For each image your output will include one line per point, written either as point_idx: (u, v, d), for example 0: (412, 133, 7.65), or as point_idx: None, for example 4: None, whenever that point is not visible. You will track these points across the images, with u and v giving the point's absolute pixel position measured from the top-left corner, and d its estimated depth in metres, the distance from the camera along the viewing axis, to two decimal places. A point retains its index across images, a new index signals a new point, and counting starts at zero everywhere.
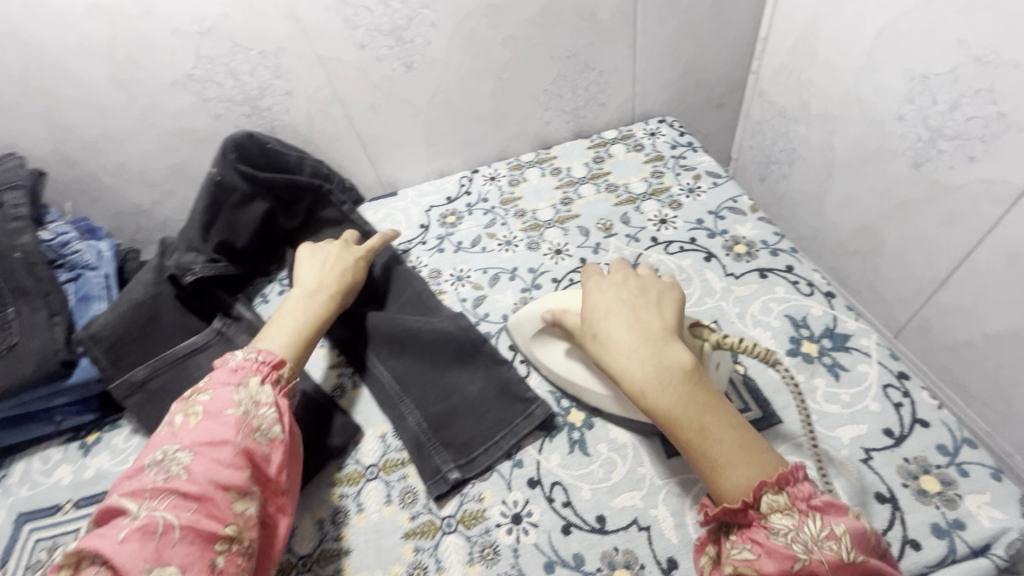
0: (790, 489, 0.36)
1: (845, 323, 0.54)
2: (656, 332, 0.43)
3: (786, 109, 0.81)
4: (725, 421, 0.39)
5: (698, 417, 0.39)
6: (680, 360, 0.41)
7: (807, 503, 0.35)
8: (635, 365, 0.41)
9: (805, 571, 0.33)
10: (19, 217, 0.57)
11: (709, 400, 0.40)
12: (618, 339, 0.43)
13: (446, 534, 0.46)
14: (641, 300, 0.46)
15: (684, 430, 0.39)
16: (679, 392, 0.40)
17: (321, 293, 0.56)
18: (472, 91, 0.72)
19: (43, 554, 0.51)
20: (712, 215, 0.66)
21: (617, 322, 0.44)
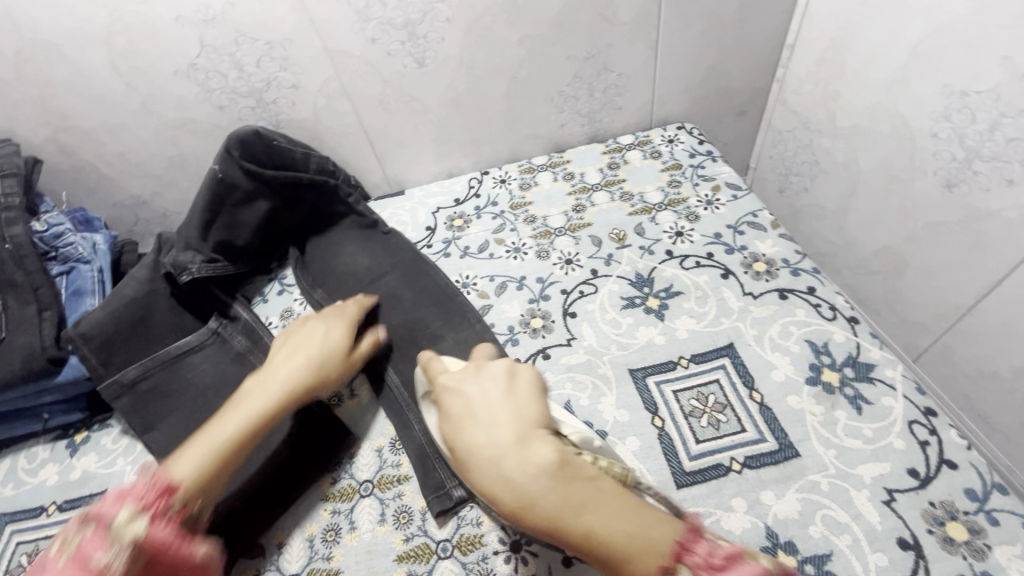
0: (688, 558, 0.32)
1: (869, 351, 0.51)
2: (511, 427, 0.38)
3: (810, 120, 0.77)
4: (608, 509, 0.34)
5: (580, 519, 0.34)
6: (543, 460, 0.35)
7: (707, 565, 0.31)
8: (500, 478, 0.35)
9: None
10: (10, 207, 0.55)
11: (586, 492, 0.34)
12: (475, 449, 0.37)
13: (441, 560, 0.44)
14: (493, 390, 0.40)
15: (569, 535, 0.34)
16: (554, 497, 0.34)
17: (271, 391, 0.47)
18: (485, 91, 0.69)
19: (24, 558, 0.50)
20: (731, 229, 0.64)
21: (472, 426, 0.38)
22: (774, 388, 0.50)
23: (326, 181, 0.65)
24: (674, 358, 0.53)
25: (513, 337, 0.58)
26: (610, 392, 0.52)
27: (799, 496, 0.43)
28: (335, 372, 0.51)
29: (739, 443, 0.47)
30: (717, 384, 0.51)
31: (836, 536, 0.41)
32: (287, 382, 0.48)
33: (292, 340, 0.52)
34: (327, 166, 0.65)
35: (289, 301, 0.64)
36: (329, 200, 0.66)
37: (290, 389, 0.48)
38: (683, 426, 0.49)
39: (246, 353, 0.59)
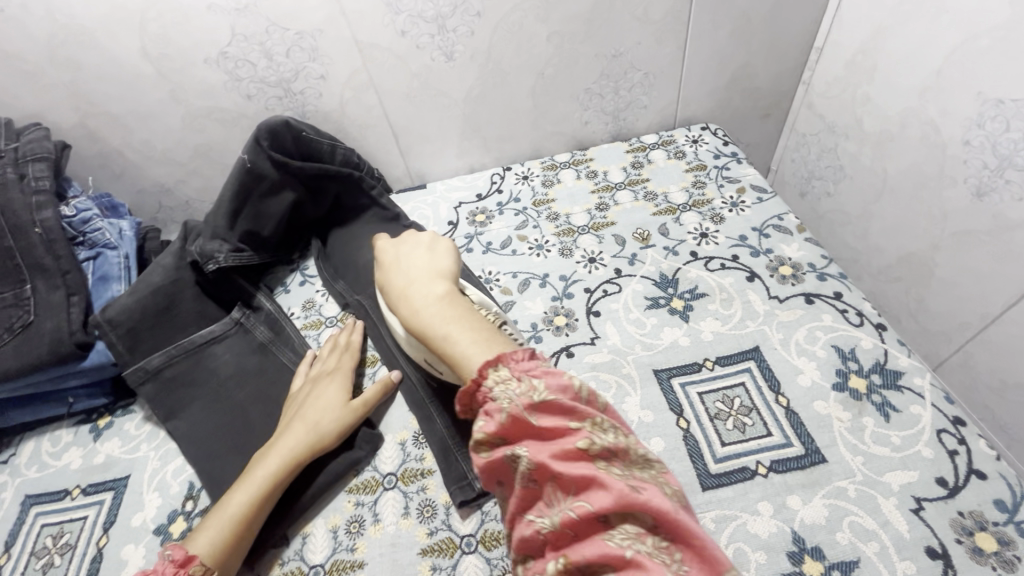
0: (510, 364, 0.37)
1: (897, 359, 0.51)
2: (421, 272, 0.47)
3: (836, 124, 0.77)
4: (466, 325, 0.41)
5: (444, 328, 0.41)
6: (437, 289, 0.44)
7: (523, 370, 0.36)
8: (404, 298, 0.45)
9: (511, 422, 0.34)
10: (41, 191, 0.55)
11: (456, 314, 0.42)
12: (396, 282, 0.47)
13: (465, 554, 0.44)
14: (418, 252, 0.50)
15: (433, 338, 0.42)
16: (433, 311, 0.43)
17: (274, 459, 0.48)
18: (511, 87, 0.69)
19: (48, 540, 0.50)
20: (756, 232, 0.63)
21: (395, 271, 0.49)
22: (801, 393, 0.50)
23: (351, 172, 0.65)
24: (698, 360, 0.53)
25: (536, 334, 0.57)
26: (635, 392, 0.52)
27: (826, 502, 0.43)
28: (336, 427, 0.50)
29: (765, 447, 0.47)
30: (742, 388, 0.51)
31: (863, 543, 0.41)
32: (288, 448, 0.49)
33: (299, 399, 0.53)
34: (353, 158, 0.65)
35: (311, 292, 0.64)
36: (354, 192, 0.66)
37: (291, 456, 0.48)
38: (708, 428, 0.49)
39: (269, 344, 0.59)
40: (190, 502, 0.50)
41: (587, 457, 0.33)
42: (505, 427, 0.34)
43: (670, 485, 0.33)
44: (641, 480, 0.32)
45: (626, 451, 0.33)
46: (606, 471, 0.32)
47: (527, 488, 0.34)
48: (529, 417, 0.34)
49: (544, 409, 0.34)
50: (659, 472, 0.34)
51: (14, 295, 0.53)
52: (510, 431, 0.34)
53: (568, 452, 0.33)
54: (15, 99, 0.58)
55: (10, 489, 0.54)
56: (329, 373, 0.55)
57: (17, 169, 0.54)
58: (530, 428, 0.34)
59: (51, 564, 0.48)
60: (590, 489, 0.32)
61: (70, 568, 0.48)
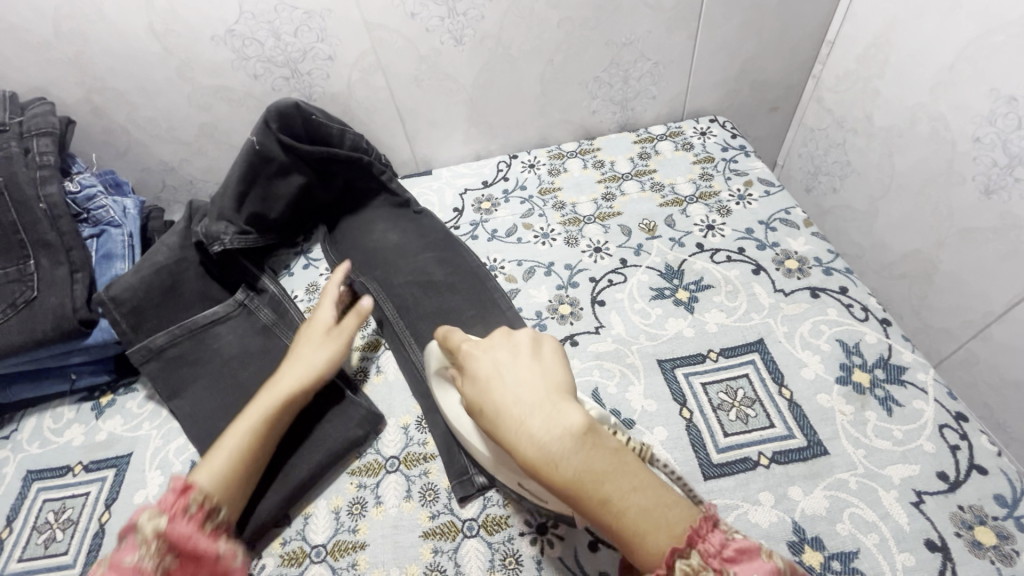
0: (700, 547, 0.31)
1: (901, 354, 0.51)
2: (543, 391, 0.37)
3: (845, 119, 0.76)
4: (627, 484, 0.33)
5: (601, 491, 0.32)
6: (573, 419, 0.34)
7: (719, 558, 0.30)
8: (526, 439, 0.34)
9: None
10: (45, 166, 0.54)
11: (609, 463, 0.33)
12: (507, 406, 0.36)
13: (467, 538, 0.45)
14: (524, 358, 0.39)
15: (586, 502, 0.32)
16: (579, 463, 0.33)
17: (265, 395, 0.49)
18: (521, 73, 0.68)
19: (50, 516, 0.50)
20: (763, 225, 0.63)
21: (503, 388, 0.37)
22: (804, 385, 0.50)
23: (362, 158, 0.64)
24: (703, 351, 0.53)
25: (540, 323, 0.57)
26: (638, 382, 0.52)
27: (827, 493, 0.43)
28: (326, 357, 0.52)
29: (767, 438, 0.47)
30: (746, 379, 0.51)
31: (863, 534, 0.41)
32: (279, 383, 0.50)
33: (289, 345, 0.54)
34: (363, 145, 0.64)
35: (315, 276, 0.64)
36: (363, 178, 0.66)
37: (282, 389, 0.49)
38: (711, 418, 0.49)
39: (272, 326, 0.59)
40: None
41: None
42: None
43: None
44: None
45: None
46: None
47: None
48: None
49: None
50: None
51: (18, 270, 0.52)
52: None
53: None
54: (20, 72, 0.57)
55: (11, 464, 0.54)
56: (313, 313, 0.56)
57: (22, 143, 0.54)
58: None
59: (53, 540, 0.49)
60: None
61: (72, 543, 0.48)
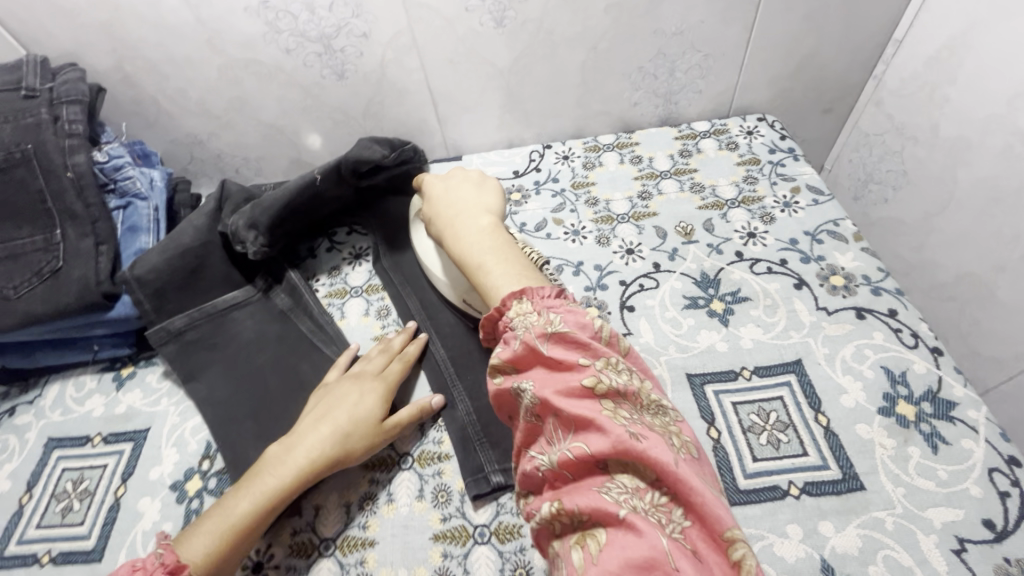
0: (531, 298, 0.39)
1: (951, 388, 0.47)
2: (472, 205, 0.50)
3: (906, 125, 0.71)
4: (498, 258, 0.44)
5: (480, 257, 0.45)
6: (482, 222, 0.48)
7: (542, 305, 0.39)
8: (449, 227, 0.49)
9: (524, 351, 0.37)
10: (74, 135, 0.53)
11: (491, 246, 0.45)
12: (441, 211, 0.51)
13: (477, 545, 0.44)
14: (471, 183, 0.53)
15: (469, 267, 0.45)
16: (472, 241, 0.46)
17: (290, 467, 0.44)
18: (561, 60, 0.65)
19: (69, 485, 0.51)
20: (808, 236, 0.59)
21: (446, 201, 0.51)
22: (843, 414, 0.47)
23: (406, 168, 0.62)
24: (736, 368, 0.51)
25: None
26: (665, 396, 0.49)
27: (860, 531, 0.41)
28: (363, 442, 0.46)
29: (800, 467, 0.44)
30: (780, 402, 0.48)
31: None
32: (310, 458, 0.45)
33: (329, 401, 0.49)
34: (403, 150, 0.61)
35: (339, 260, 0.63)
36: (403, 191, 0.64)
37: (310, 463, 0.45)
38: (740, 441, 0.46)
39: (289, 311, 0.58)
40: (206, 462, 0.50)
41: (595, 399, 0.35)
42: (519, 357, 0.38)
43: (681, 436, 0.35)
44: (647, 429, 0.34)
45: (635, 397, 0.35)
46: (611, 416, 0.34)
47: (532, 423, 0.37)
48: (540, 348, 0.37)
49: (557, 344, 0.37)
50: (669, 424, 0.35)
51: (44, 240, 0.52)
52: (521, 360, 0.38)
53: (576, 394, 0.35)
54: (52, 35, 0.56)
55: (33, 430, 0.55)
56: (367, 376, 0.50)
57: (53, 111, 0.53)
58: (538, 358, 0.37)
59: (70, 509, 0.49)
60: (590, 433, 0.34)
61: (88, 514, 0.49)
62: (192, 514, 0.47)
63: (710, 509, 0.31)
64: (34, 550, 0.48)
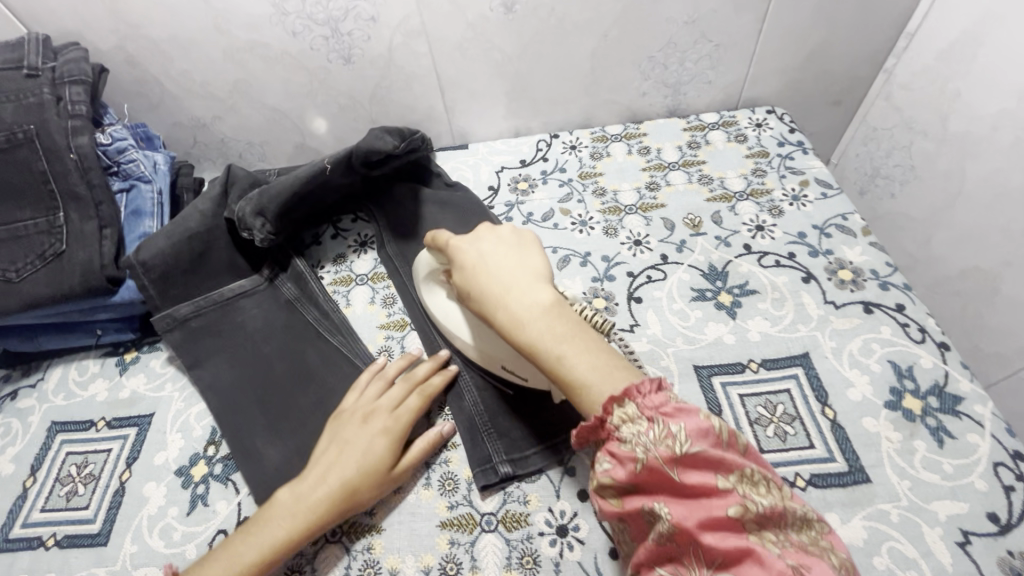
0: (638, 401, 0.34)
1: (957, 382, 0.47)
2: (521, 273, 0.42)
3: (915, 120, 0.71)
4: (581, 347, 0.38)
5: (557, 350, 0.38)
6: (542, 298, 0.40)
7: (656, 411, 0.33)
8: (502, 307, 0.41)
9: (647, 473, 0.33)
10: (77, 116, 0.53)
11: (569, 332, 0.38)
12: (484, 282, 0.42)
13: (485, 533, 0.44)
14: (508, 244, 0.45)
15: (545, 360, 0.38)
16: (542, 325, 0.39)
17: (296, 519, 0.42)
18: (571, 47, 0.64)
19: (73, 469, 0.50)
20: (816, 230, 0.59)
21: (486, 270, 0.43)
22: (850, 407, 0.47)
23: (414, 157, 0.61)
24: (743, 361, 0.51)
25: None
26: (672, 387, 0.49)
27: (866, 523, 0.41)
28: (370, 488, 0.44)
29: (806, 459, 0.45)
30: (788, 395, 0.48)
31: (902, 571, 0.39)
32: (316, 510, 0.42)
33: (338, 445, 0.46)
34: (414, 139, 0.59)
35: (343, 247, 0.63)
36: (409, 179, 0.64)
37: (316, 515, 0.42)
38: (747, 432, 0.46)
39: (295, 301, 0.58)
40: (212, 447, 0.50)
41: (741, 525, 0.31)
42: (639, 477, 0.33)
43: (833, 549, 0.31)
44: (806, 554, 0.30)
45: (781, 514, 0.31)
46: (762, 542, 0.30)
47: (663, 549, 0.33)
48: (668, 470, 0.32)
49: (688, 463, 0.32)
50: (822, 538, 0.31)
51: (47, 222, 0.52)
52: (644, 482, 0.33)
53: (718, 520, 0.31)
54: (54, 13, 0.55)
55: (36, 414, 0.54)
56: (378, 415, 0.47)
57: (55, 90, 0.52)
58: (666, 480, 0.32)
59: (75, 493, 0.49)
60: (743, 567, 0.30)
61: (93, 498, 0.49)
62: (198, 500, 0.47)
63: None
64: (39, 534, 0.47)
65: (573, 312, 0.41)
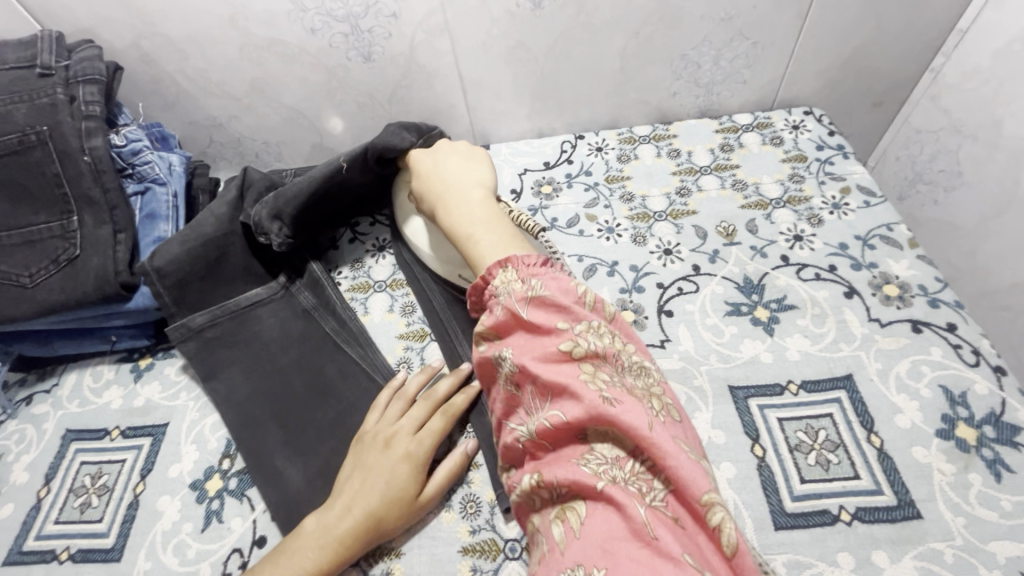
0: (516, 267, 0.41)
1: (1017, 411, 0.44)
2: (464, 178, 0.50)
3: (964, 123, 0.67)
4: (490, 231, 0.45)
5: (469, 231, 0.46)
6: (473, 195, 0.48)
7: (526, 273, 0.40)
8: (438, 200, 0.49)
9: (507, 318, 0.39)
10: (91, 117, 0.51)
11: (481, 221, 0.46)
12: (432, 181, 0.51)
13: (508, 560, 0.42)
14: (462, 156, 0.53)
15: (458, 239, 0.46)
16: (462, 213, 0.47)
17: (322, 552, 0.40)
18: (600, 45, 0.61)
19: (87, 480, 0.49)
20: (859, 241, 0.56)
21: (434, 172, 0.51)
22: (898, 436, 0.44)
23: None
24: (782, 382, 0.48)
25: None
26: (706, 408, 0.47)
27: (918, 564, 0.39)
28: (395, 518, 0.42)
29: (851, 491, 0.42)
30: (830, 420, 0.45)
31: None
32: (343, 542, 0.41)
33: (362, 470, 0.44)
34: (430, 134, 0.57)
35: (361, 252, 0.61)
36: None
37: (343, 546, 0.41)
38: (787, 460, 0.44)
39: (313, 310, 0.56)
40: (226, 461, 0.49)
41: (573, 363, 0.36)
42: (502, 323, 0.39)
43: (660, 397, 0.36)
44: (624, 393, 0.35)
45: (613, 361, 0.37)
46: (589, 379, 0.36)
47: (513, 390, 0.39)
48: (522, 315, 0.38)
49: (536, 312, 0.38)
50: (648, 386, 0.37)
51: (61, 226, 0.50)
52: (504, 327, 0.39)
53: (555, 360, 0.37)
54: (68, 10, 0.53)
55: (51, 421, 0.53)
56: (402, 438, 0.45)
57: (69, 90, 0.51)
58: (520, 325, 0.39)
59: (89, 505, 0.48)
60: (568, 397, 0.35)
61: (107, 511, 0.47)
62: (212, 516, 0.46)
63: (683, 471, 0.32)
64: (53, 547, 0.47)
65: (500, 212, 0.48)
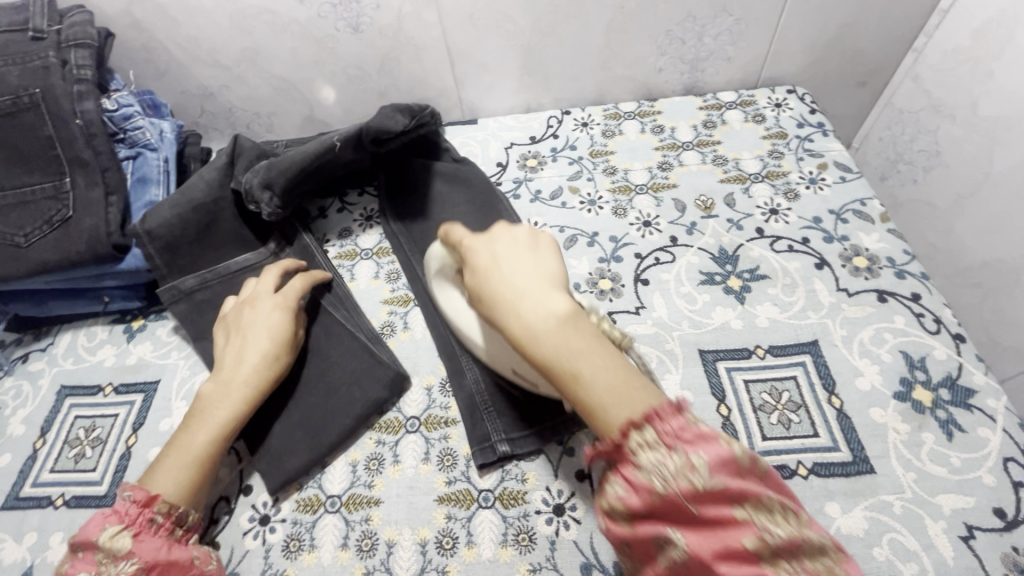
0: (657, 425, 0.30)
1: (972, 375, 0.46)
2: (540, 278, 0.36)
3: (943, 103, 0.68)
4: (606, 366, 0.32)
5: (574, 365, 0.32)
6: (558, 305, 0.34)
7: (675, 437, 0.29)
8: (512, 314, 0.35)
9: (662, 503, 0.28)
10: (82, 80, 0.52)
11: (587, 347, 0.32)
12: (496, 282, 0.36)
13: (482, 509, 0.44)
14: (527, 245, 0.39)
15: (560, 377, 0.32)
16: (557, 338, 0.33)
17: (232, 400, 0.46)
18: (585, 20, 0.62)
19: (81, 432, 0.51)
20: (833, 216, 0.57)
21: (498, 272, 0.37)
22: (857, 397, 0.46)
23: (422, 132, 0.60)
24: (750, 347, 0.50)
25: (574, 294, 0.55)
26: (675, 370, 0.49)
27: (868, 514, 0.41)
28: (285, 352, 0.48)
29: (809, 447, 0.44)
30: (793, 382, 0.47)
31: (901, 562, 0.39)
32: (250, 383, 0.46)
33: (236, 333, 0.49)
34: (422, 114, 0.59)
35: (348, 221, 0.62)
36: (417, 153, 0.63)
37: (249, 388, 0.46)
38: (750, 419, 0.46)
39: None
40: None
41: (761, 561, 0.26)
42: (651, 505, 0.29)
43: None
44: None
45: (802, 545, 0.27)
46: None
47: None
48: (687, 502, 0.28)
49: (707, 496, 0.28)
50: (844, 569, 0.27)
51: (54, 187, 0.52)
52: (657, 511, 0.29)
53: (735, 554, 0.27)
54: None
55: (46, 377, 0.55)
56: (265, 297, 0.51)
57: (60, 53, 0.52)
58: (682, 512, 0.28)
59: (83, 455, 0.50)
60: None
61: (100, 461, 0.49)
62: None
63: None
64: (48, 493, 0.49)
65: (590, 322, 0.35)
